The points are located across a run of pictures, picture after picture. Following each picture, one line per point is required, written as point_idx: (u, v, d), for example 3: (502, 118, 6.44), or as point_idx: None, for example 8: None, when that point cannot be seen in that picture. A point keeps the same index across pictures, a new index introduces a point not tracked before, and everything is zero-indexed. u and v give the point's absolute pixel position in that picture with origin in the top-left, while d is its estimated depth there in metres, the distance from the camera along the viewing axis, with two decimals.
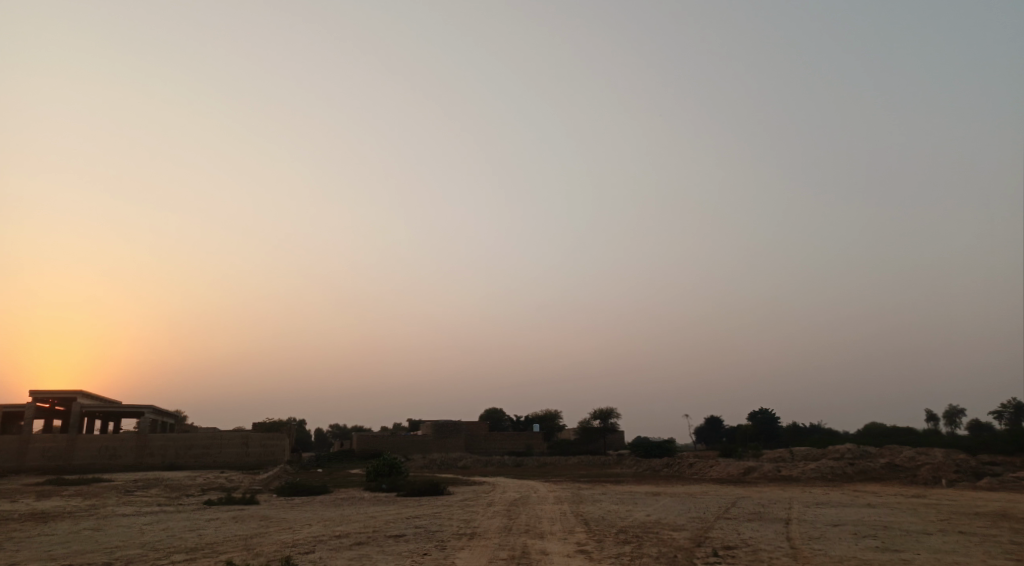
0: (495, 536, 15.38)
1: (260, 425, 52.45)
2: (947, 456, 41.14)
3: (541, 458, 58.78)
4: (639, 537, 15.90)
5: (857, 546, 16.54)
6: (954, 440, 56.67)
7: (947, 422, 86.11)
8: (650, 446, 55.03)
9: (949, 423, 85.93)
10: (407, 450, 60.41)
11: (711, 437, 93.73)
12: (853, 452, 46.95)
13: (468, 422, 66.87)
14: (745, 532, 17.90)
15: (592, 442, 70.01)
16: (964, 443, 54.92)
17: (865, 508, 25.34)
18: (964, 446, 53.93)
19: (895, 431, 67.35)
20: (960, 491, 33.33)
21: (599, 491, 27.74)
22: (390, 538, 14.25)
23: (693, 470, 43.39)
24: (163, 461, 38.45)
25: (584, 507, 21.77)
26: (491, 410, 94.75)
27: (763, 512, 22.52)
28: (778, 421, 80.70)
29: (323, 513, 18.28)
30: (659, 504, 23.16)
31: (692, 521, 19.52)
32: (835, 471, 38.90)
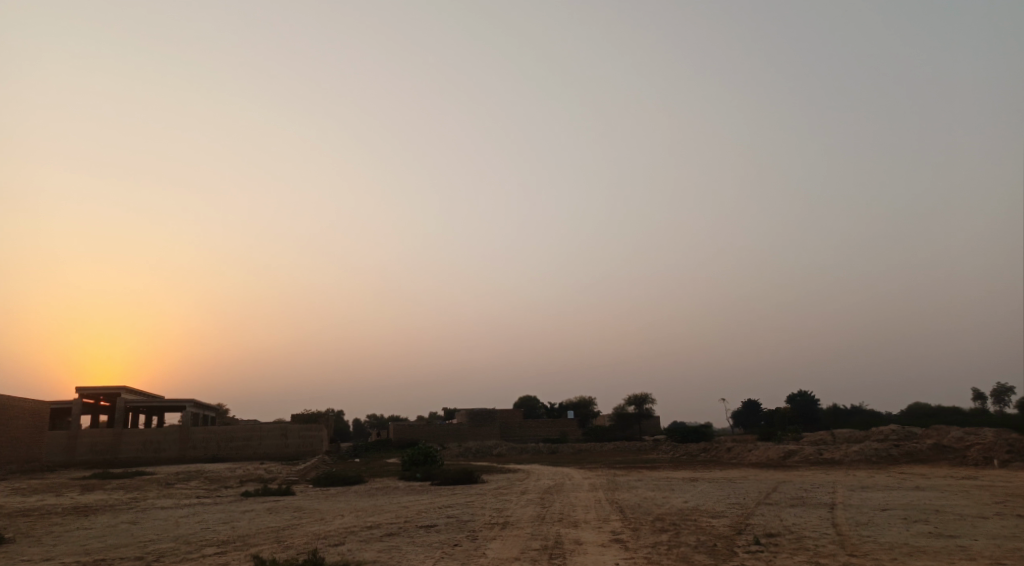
0: (529, 525, 15.19)
1: (298, 417, 52.87)
2: (997, 436, 40.04)
3: (577, 444, 58.62)
4: (678, 525, 15.56)
5: (907, 532, 15.99)
6: (1004, 419, 55.24)
7: (995, 401, 84.06)
8: (687, 431, 54.50)
9: (997, 402, 83.86)
10: (443, 439, 60.65)
11: (749, 421, 92.71)
12: (897, 433, 45.98)
13: (503, 410, 66.90)
14: (788, 519, 17.44)
15: (628, 428, 69.63)
16: (1014, 422, 53.50)
17: (912, 492, 24.69)
18: (1014, 425, 52.52)
19: (941, 411, 65.88)
20: (1013, 473, 32.34)
21: (636, 477, 27.43)
22: (422, 528, 14.13)
23: (732, 454, 42.79)
24: (205, 453, 38.98)
25: (621, 494, 21.47)
26: (525, 398, 94.77)
27: (806, 497, 22.00)
28: (818, 403, 79.49)
29: (357, 504, 18.25)
30: (698, 490, 22.77)
31: (732, 507, 19.11)
32: (880, 453, 38.05)
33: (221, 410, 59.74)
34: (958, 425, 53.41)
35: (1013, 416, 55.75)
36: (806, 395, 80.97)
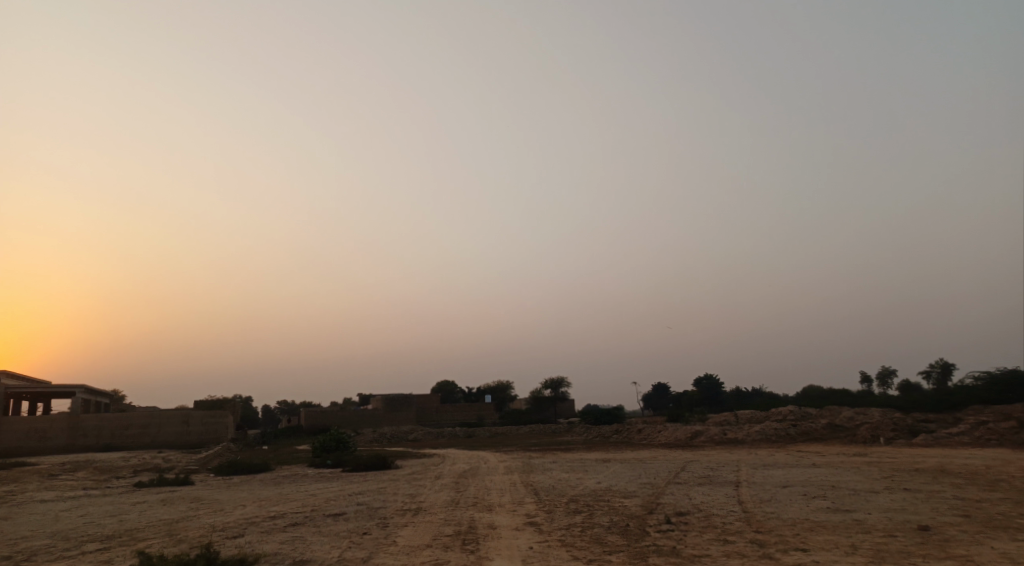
0: (442, 510, 14.81)
1: (202, 403, 50.80)
2: (884, 415, 42.15)
3: (493, 428, 58.56)
4: (591, 506, 15.44)
5: (809, 508, 16.37)
6: (889, 399, 58.32)
7: (880, 383, 88.77)
8: (600, 413, 55.18)
9: (881, 384, 88.57)
10: (358, 425, 59.50)
11: (659, 403, 94.96)
12: (794, 414, 47.80)
13: (419, 395, 66.22)
14: (697, 497, 17.65)
15: (544, 412, 70.10)
16: (900, 401, 56.61)
17: (810, 469, 25.57)
18: (899, 405, 55.49)
19: (833, 393, 69.07)
20: (899, 450, 34.00)
21: (550, 459, 27.38)
22: (329, 517, 13.55)
23: (642, 436, 43.53)
24: (97, 442, 36.86)
25: (534, 476, 21.32)
26: (442, 383, 94.32)
27: (713, 476, 22.43)
28: (722, 386, 82.15)
29: (259, 493, 17.43)
30: (610, 471, 22.86)
31: (643, 487, 19.25)
32: (779, 433, 39.41)
33: (117, 396, 56.80)
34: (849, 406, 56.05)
35: (897, 397, 58.93)
36: (712, 378, 83.44)
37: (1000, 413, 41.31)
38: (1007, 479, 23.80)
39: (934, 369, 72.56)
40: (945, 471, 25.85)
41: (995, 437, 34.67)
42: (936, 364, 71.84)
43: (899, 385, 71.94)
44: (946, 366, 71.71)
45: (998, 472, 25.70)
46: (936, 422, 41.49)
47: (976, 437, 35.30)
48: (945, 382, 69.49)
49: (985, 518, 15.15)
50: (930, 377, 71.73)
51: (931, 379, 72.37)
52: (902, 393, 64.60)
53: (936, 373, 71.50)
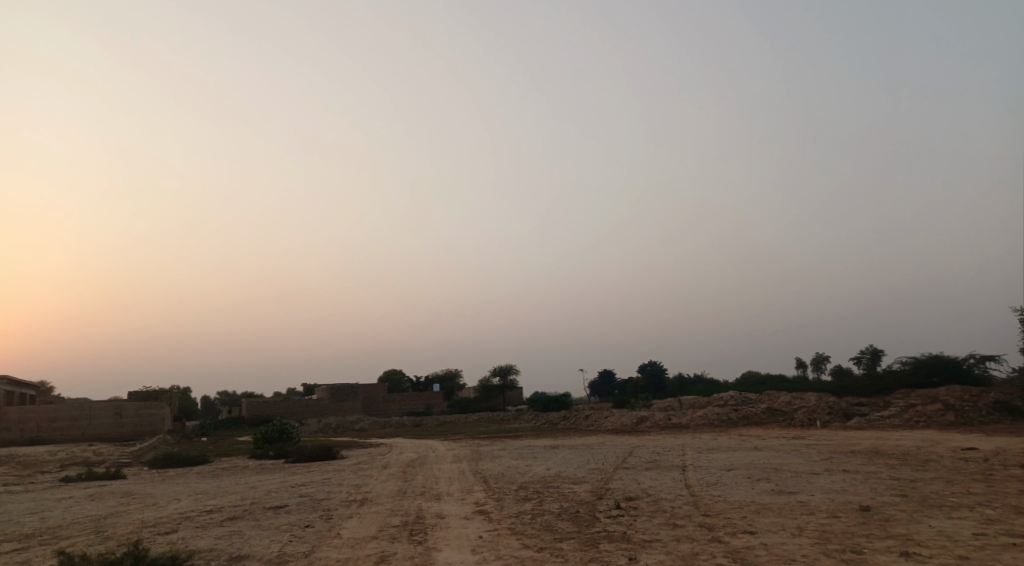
0: (388, 500, 14.44)
1: (137, 395, 49.15)
2: (820, 400, 43.15)
3: (441, 417, 58.18)
4: (540, 493, 15.26)
5: (754, 491, 16.48)
6: (823, 384, 59.87)
7: (814, 368, 91.15)
8: (547, 400, 55.28)
9: (816, 370, 90.95)
10: (303, 415, 58.43)
11: (605, 390, 95.80)
12: (735, 399, 48.65)
13: (365, 384, 65.41)
14: (645, 482, 17.65)
15: (491, 399, 69.98)
16: (834, 385, 58.16)
17: (753, 452, 25.94)
18: (833, 390, 56.97)
19: (771, 378, 70.65)
20: (834, 432, 34.84)
21: (498, 447, 27.20)
22: (270, 510, 13.07)
23: (588, 422, 43.73)
24: (24, 436, 35.30)
25: (483, 464, 21.11)
26: (390, 372, 93.47)
27: (660, 460, 22.52)
28: (666, 372, 83.29)
29: (197, 486, 16.79)
30: (558, 457, 22.79)
31: (591, 472, 19.18)
32: (721, 417, 40.00)
33: (45, 388, 54.56)
34: (786, 390, 57.37)
35: (831, 381, 60.54)
36: (656, 364, 84.50)
37: (929, 396, 42.71)
38: (939, 459, 24.53)
39: (865, 354, 74.85)
40: (880, 452, 26.51)
41: (924, 418, 35.81)
42: (867, 350, 74.13)
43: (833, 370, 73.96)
44: (875, 351, 73.95)
45: (929, 452, 26.48)
46: (869, 405, 42.68)
47: (907, 418, 36.40)
48: (876, 367, 71.72)
49: (921, 497, 15.47)
50: (861, 362, 73.97)
51: (862, 364, 74.57)
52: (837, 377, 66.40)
53: (866, 358, 73.67)
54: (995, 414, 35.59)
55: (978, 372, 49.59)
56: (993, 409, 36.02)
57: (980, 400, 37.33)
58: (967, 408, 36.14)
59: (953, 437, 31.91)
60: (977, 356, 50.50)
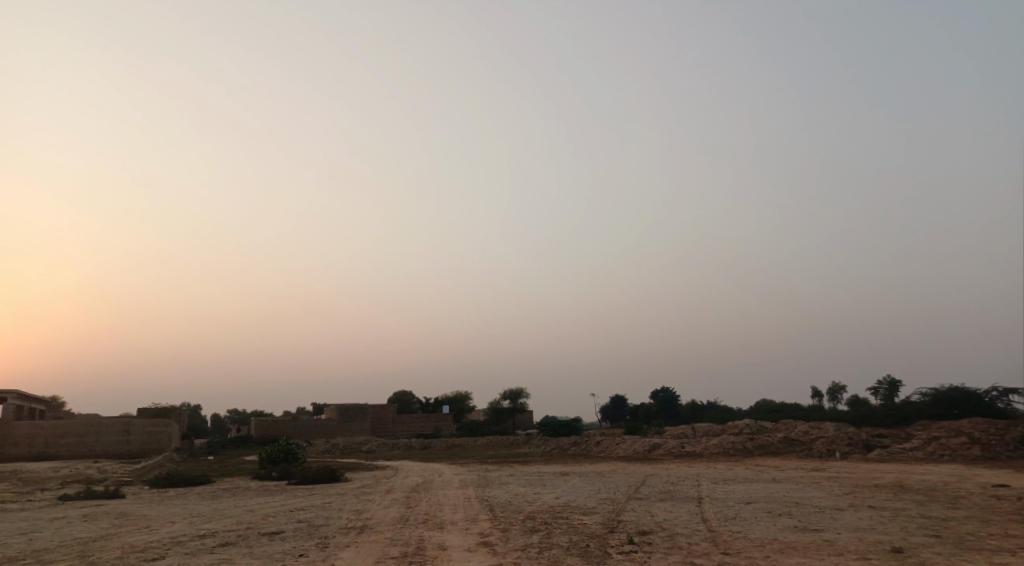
0: (389, 529, 13.81)
1: (145, 412, 48.71)
2: (838, 430, 42.08)
3: (451, 440, 57.38)
4: (549, 524, 14.58)
5: (775, 527, 15.72)
6: (839, 414, 58.62)
7: (831, 398, 89.60)
8: (558, 425, 54.41)
9: (831, 400, 89.47)
10: (311, 435, 57.80)
11: (616, 415, 94.61)
12: (750, 427, 47.65)
13: (375, 405, 64.76)
14: (659, 514, 16.92)
15: (502, 423, 69.08)
16: (852, 416, 56.97)
17: (771, 484, 25.10)
18: (850, 420, 55.79)
19: (786, 406, 69.45)
20: (854, 465, 33.83)
21: (507, 473, 26.50)
22: (265, 536, 12.47)
23: (600, 448, 42.84)
24: (30, 452, 34.91)
25: (491, 491, 20.41)
26: (399, 393, 92.78)
27: (674, 491, 21.74)
28: (678, 399, 82.16)
29: (194, 508, 16.23)
30: (569, 485, 22.07)
31: (603, 503, 18.47)
32: (736, 446, 39.02)
33: (54, 403, 54.29)
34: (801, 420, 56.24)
35: (848, 411, 59.32)
36: (668, 391, 83.39)
37: (951, 428, 41.59)
38: (967, 496, 23.60)
39: (881, 385, 73.53)
40: (905, 487, 25.58)
41: (948, 452, 34.74)
42: (883, 380, 72.81)
43: (849, 401, 72.60)
44: (892, 382, 72.55)
45: (956, 488, 25.52)
46: (888, 437, 41.60)
47: (930, 452, 35.34)
48: (893, 398, 70.41)
49: (956, 539, 14.68)
50: (877, 394, 72.67)
51: (879, 394, 73.16)
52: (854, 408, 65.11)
53: (883, 389, 72.29)
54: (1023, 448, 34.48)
55: (1001, 406, 48.32)
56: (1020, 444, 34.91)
57: (1006, 434, 36.22)
58: (993, 443, 35.04)
59: (980, 472, 30.84)
60: (999, 389, 49.27)
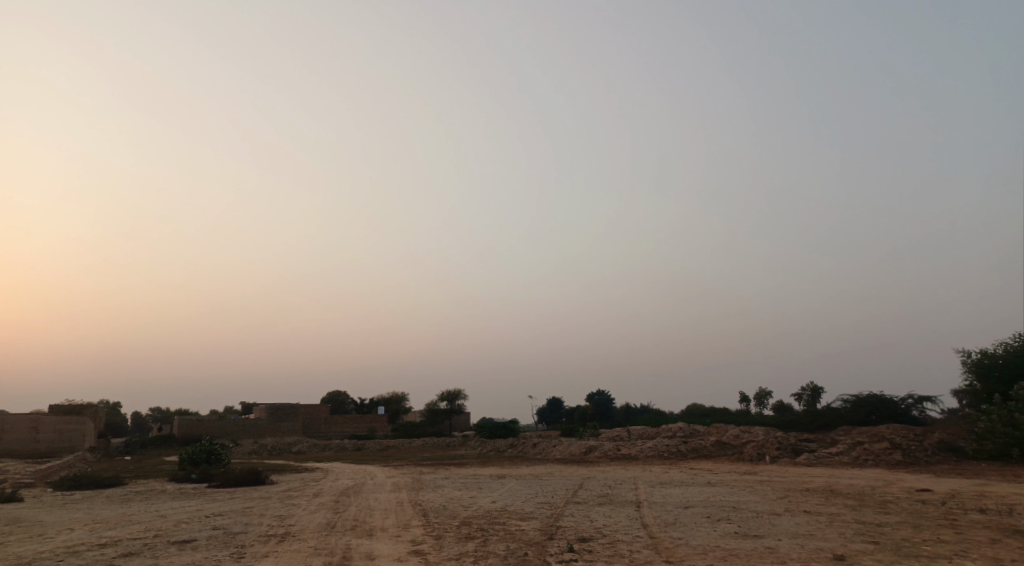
0: (313, 537, 12.84)
1: (58, 409, 45.99)
2: (768, 435, 42.51)
3: (384, 441, 56.13)
4: (485, 531, 13.81)
5: (716, 533, 15.33)
6: (765, 418, 59.56)
7: (758, 403, 91.31)
8: (495, 426, 53.70)
9: (759, 404, 91.21)
10: (238, 435, 55.74)
11: (552, 418, 94.43)
12: (683, 430, 47.81)
13: (306, 405, 62.91)
14: (598, 520, 16.35)
15: (437, 424, 68.00)
16: (781, 419, 57.91)
17: (707, 487, 24.87)
18: (776, 424, 56.71)
19: (716, 410, 70.38)
20: (784, 468, 34.08)
21: (442, 475, 25.63)
22: (174, 546, 11.38)
23: (536, 450, 42.30)
24: None
25: (424, 495, 19.52)
26: (333, 393, 90.73)
27: (612, 495, 21.26)
28: (613, 402, 82.47)
29: (100, 513, 14.93)
30: (505, 489, 21.34)
31: (540, 507, 17.80)
32: (670, 449, 39.00)
33: None
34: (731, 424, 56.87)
35: (775, 416, 60.30)
36: (604, 394, 83.56)
37: (873, 433, 42.46)
38: (896, 501, 23.82)
39: (805, 390, 75.23)
40: (836, 491, 25.71)
41: (873, 456, 35.32)
42: (807, 386, 74.53)
43: (775, 405, 74.03)
44: (815, 388, 74.24)
45: (883, 492, 25.76)
46: (815, 441, 42.20)
47: (855, 456, 35.87)
48: (816, 403, 72.09)
49: (893, 546, 14.50)
50: (801, 399, 74.32)
51: (802, 400, 74.84)
52: (781, 412, 66.29)
53: (806, 395, 73.91)
54: (942, 454, 35.29)
55: (916, 413, 49.80)
56: (939, 450, 35.74)
57: (926, 439, 37.06)
58: (914, 447, 35.75)
59: (904, 477, 31.36)
60: (916, 397, 50.69)
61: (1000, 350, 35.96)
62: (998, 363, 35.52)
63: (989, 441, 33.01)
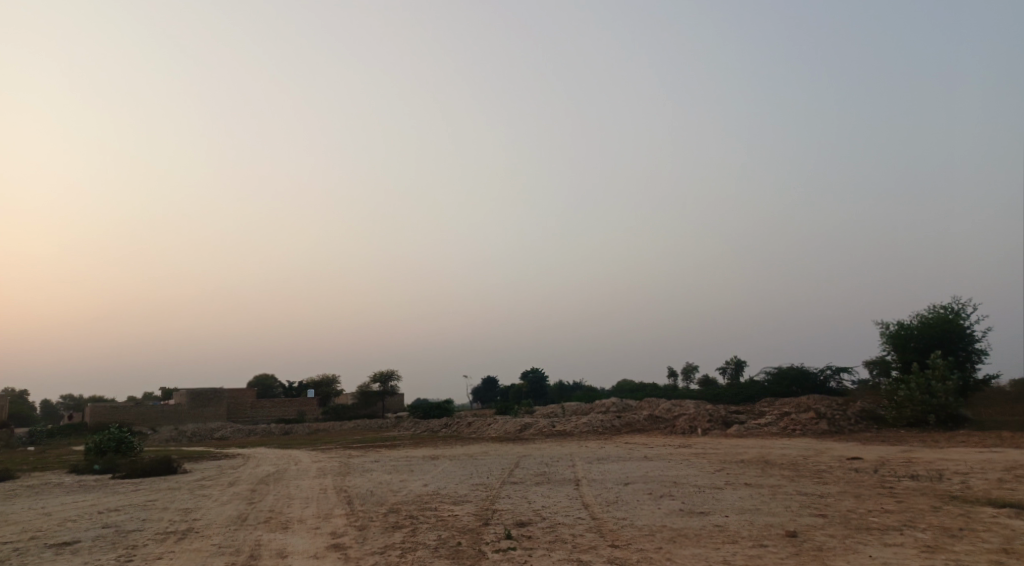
0: (219, 533, 11.44)
1: None
2: (700, 407, 42.42)
3: (313, 424, 54.29)
4: (414, 519, 12.65)
5: (661, 511, 14.53)
6: (693, 392, 60.00)
7: (685, 378, 92.48)
8: (428, 406, 52.40)
9: (686, 379, 92.35)
10: (156, 422, 53.03)
11: (487, 396, 93.54)
12: (616, 405, 47.44)
13: (230, 390, 60.38)
14: (536, 501, 15.38)
15: (370, 406, 66.31)
16: (710, 391, 58.36)
17: (644, 462, 24.26)
18: (705, 397, 57.08)
19: (646, 385, 70.73)
20: (717, 441, 33.90)
21: (371, 458, 24.29)
22: (51, 550, 9.86)
23: (470, 429, 41.28)
24: None
25: (350, 480, 18.19)
26: (261, 376, 87.79)
27: (549, 473, 20.36)
28: (546, 379, 82.16)
29: None
30: (437, 471, 20.21)
31: (475, 489, 16.73)
32: (604, 424, 38.47)
33: None
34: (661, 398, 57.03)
35: (703, 389, 60.79)
36: (537, 372, 83.22)
37: (798, 404, 42.82)
38: (830, 470, 23.67)
39: (730, 363, 76.36)
40: (772, 462, 25.46)
41: (800, 426, 35.52)
42: (732, 360, 75.68)
43: (703, 379, 74.84)
44: (739, 362, 75.40)
45: (816, 462, 25.66)
46: (744, 413, 42.34)
47: (783, 427, 36.01)
48: (741, 376, 73.23)
49: (842, 519, 13.97)
50: (726, 372, 75.41)
51: (727, 373, 75.85)
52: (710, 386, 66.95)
53: (731, 368, 74.96)
54: (865, 422, 35.76)
55: (835, 384, 50.69)
56: (861, 418, 36.17)
57: (848, 408, 37.47)
58: (838, 416, 36.09)
59: (833, 446, 31.51)
60: (835, 368, 51.60)
61: (917, 321, 36.27)
62: (914, 334, 35.85)
63: (908, 408, 33.49)
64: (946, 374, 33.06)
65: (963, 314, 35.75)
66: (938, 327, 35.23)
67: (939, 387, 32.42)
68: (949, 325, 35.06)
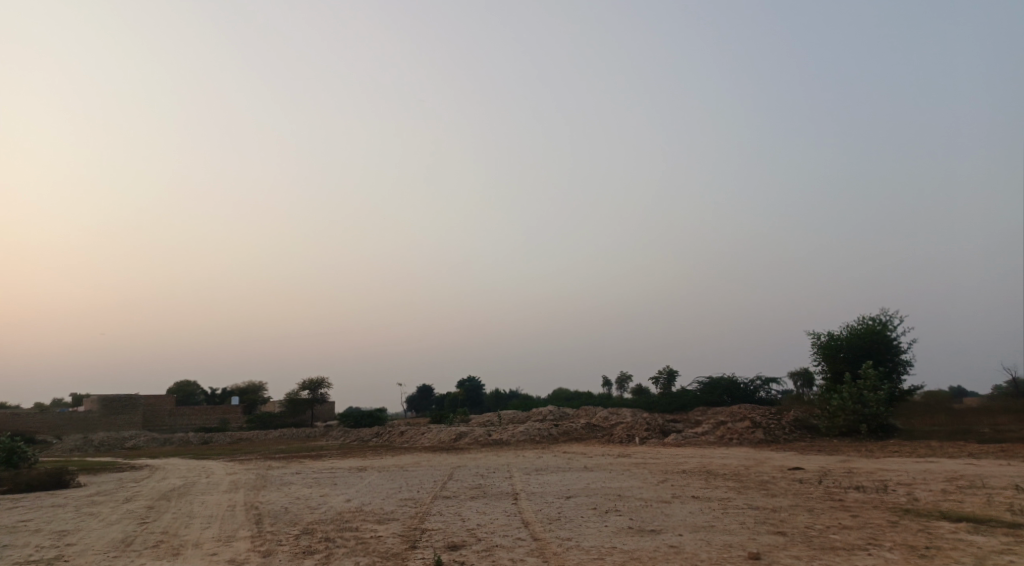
0: (92, 562, 9.60)
1: None
2: (637, 416, 41.53)
3: (237, 433, 51.57)
4: (332, 542, 11.04)
5: (608, 530, 13.21)
6: (627, 401, 59.30)
7: (619, 388, 92.34)
8: (360, 414, 50.23)
9: (620, 389, 92.21)
10: (64, 431, 49.47)
11: (421, 405, 91.34)
12: (553, 413, 46.32)
13: (148, 397, 56.94)
14: (470, 519, 13.87)
15: (298, 415, 63.54)
16: (645, 400, 57.69)
17: (584, 473, 22.99)
18: (639, 406, 56.38)
19: (581, 395, 69.87)
20: (655, 450, 32.99)
21: (293, 470, 22.35)
22: None
23: (402, 438, 39.42)
24: None
25: (264, 495, 16.36)
26: (184, 383, 83.70)
27: (484, 486, 18.86)
28: (482, 388, 80.58)
29: None
30: (363, 484, 18.49)
31: (403, 505, 15.13)
32: (542, 433, 37.20)
33: None
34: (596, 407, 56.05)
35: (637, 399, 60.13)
36: (474, 381, 81.47)
37: (731, 413, 42.44)
38: (774, 481, 22.85)
39: (663, 374, 76.16)
40: (715, 473, 24.51)
41: (736, 435, 34.92)
42: (664, 371, 75.59)
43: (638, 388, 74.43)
44: (671, 372, 75.34)
45: (758, 472, 24.86)
46: (679, 422, 41.65)
47: (720, 436, 35.37)
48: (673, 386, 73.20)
49: (803, 537, 12.88)
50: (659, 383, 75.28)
51: (659, 384, 75.66)
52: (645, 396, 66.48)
53: (663, 379, 74.79)
54: (799, 431, 35.40)
55: (764, 394, 50.63)
56: (796, 428, 35.80)
57: (782, 417, 37.08)
58: (772, 426, 35.64)
59: (771, 455, 30.91)
60: (764, 378, 51.62)
61: (845, 331, 36.12)
62: (842, 344, 35.66)
63: (839, 418, 33.15)
64: (877, 384, 32.87)
65: (889, 325, 35.72)
66: (866, 337, 35.09)
67: (870, 397, 32.18)
68: (877, 335, 34.97)
